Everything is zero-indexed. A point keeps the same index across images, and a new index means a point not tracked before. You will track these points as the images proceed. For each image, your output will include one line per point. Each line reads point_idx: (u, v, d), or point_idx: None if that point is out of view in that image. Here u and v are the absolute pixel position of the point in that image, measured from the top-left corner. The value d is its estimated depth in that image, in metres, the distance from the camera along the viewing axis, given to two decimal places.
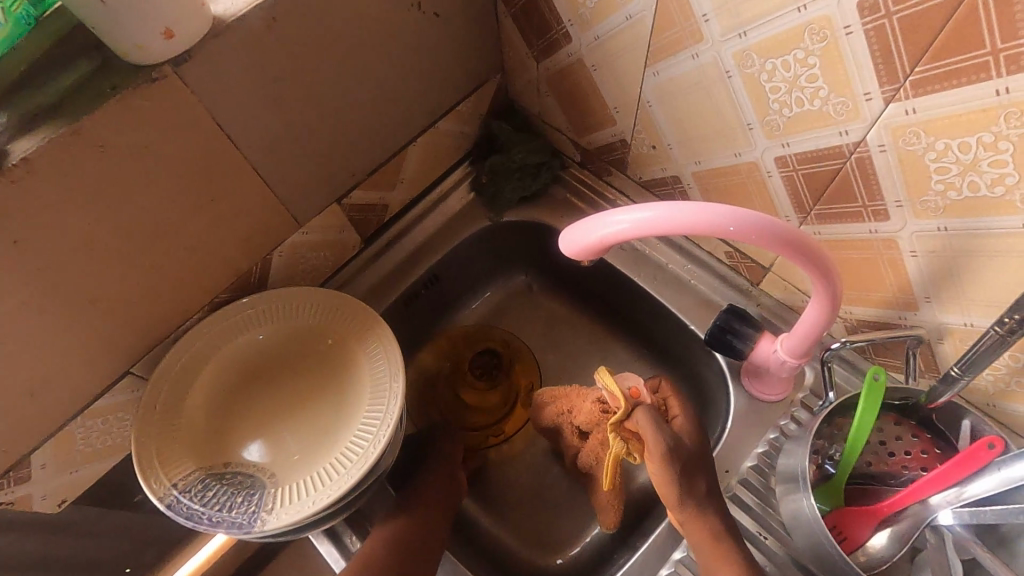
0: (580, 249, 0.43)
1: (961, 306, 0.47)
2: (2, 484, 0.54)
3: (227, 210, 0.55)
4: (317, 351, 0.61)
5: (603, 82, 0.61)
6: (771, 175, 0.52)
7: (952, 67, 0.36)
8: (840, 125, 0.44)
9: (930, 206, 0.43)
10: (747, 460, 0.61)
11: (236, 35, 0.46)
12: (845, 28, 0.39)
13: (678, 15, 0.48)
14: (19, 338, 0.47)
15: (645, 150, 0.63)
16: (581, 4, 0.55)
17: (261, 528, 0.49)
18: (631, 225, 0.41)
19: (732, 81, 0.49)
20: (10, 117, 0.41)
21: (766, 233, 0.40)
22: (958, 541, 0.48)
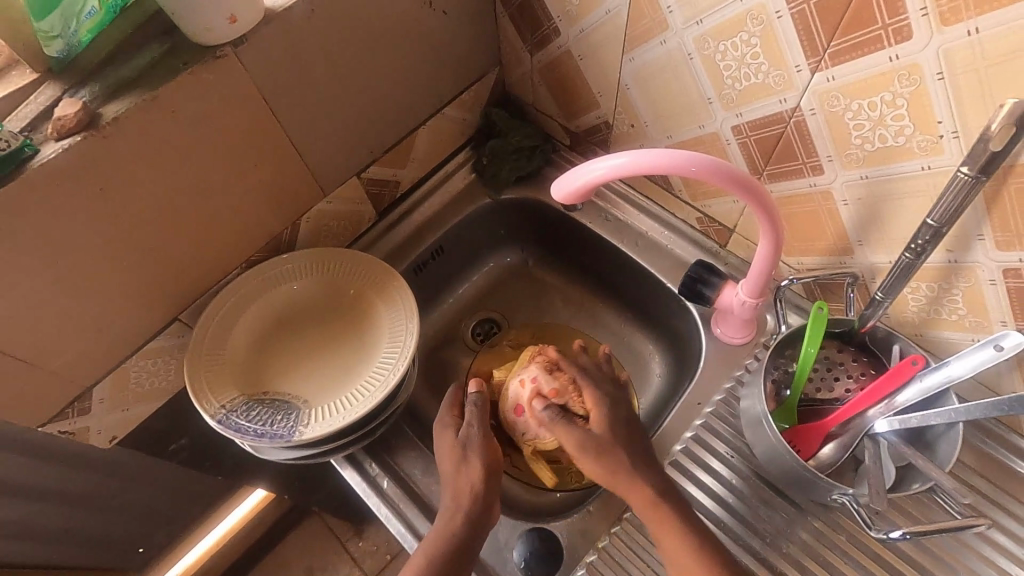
0: (568, 193, 0.53)
1: (886, 245, 0.56)
2: (67, 413, 0.62)
3: (267, 175, 0.63)
4: (341, 300, 0.70)
5: (589, 70, 0.70)
6: (729, 142, 0.62)
7: (857, 40, 0.46)
8: (780, 94, 0.54)
9: (854, 157, 0.53)
10: (717, 394, 0.69)
11: (284, 23, 0.55)
12: (777, 13, 0.49)
13: (648, 8, 0.58)
14: (95, 277, 0.56)
15: (625, 129, 0.73)
16: (568, 2, 0.65)
17: (299, 437, 0.59)
18: (609, 170, 0.51)
19: (694, 63, 0.59)
20: (101, 87, 0.51)
21: (716, 174, 0.50)
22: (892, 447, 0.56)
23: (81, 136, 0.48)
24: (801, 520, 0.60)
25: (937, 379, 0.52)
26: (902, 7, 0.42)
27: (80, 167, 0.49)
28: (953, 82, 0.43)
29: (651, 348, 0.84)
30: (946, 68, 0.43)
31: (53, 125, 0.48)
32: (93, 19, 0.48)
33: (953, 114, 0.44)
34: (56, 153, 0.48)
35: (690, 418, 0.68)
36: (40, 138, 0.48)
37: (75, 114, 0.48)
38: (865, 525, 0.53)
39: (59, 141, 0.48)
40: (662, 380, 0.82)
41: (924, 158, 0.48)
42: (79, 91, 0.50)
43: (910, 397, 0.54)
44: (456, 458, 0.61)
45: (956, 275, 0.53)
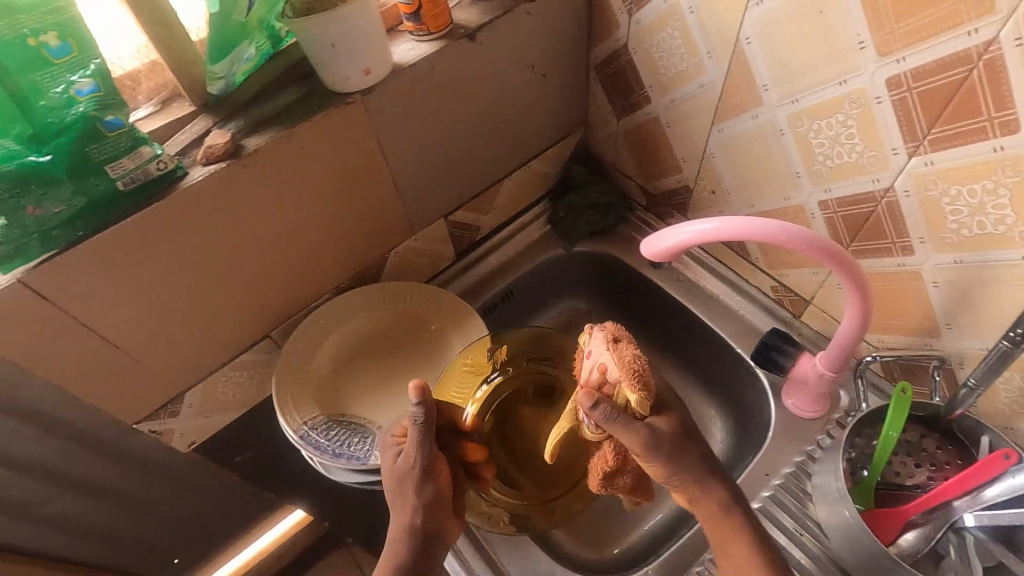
0: (658, 251, 0.55)
1: (977, 331, 0.55)
2: (160, 414, 0.66)
3: (370, 208, 0.68)
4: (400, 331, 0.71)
5: (675, 137, 0.74)
6: (815, 216, 0.63)
7: (959, 130, 0.47)
8: (873, 173, 0.55)
9: (948, 241, 0.53)
10: (786, 466, 0.67)
11: (407, 76, 0.61)
12: (877, 98, 0.51)
13: (744, 85, 0.61)
14: (210, 289, 0.60)
15: (706, 194, 0.76)
16: (662, 74, 0.69)
17: (374, 462, 0.61)
18: (689, 238, 0.53)
19: (785, 138, 0.61)
20: (246, 122, 0.57)
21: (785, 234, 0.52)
22: (980, 545, 0.54)
23: (225, 163, 0.54)
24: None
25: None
26: (1011, 102, 0.43)
27: (219, 191, 0.54)
28: None
29: (713, 413, 0.83)
30: None
31: (203, 152, 0.53)
32: (249, 64, 0.56)
33: None
34: (203, 175, 0.53)
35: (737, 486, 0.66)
36: (189, 162, 0.54)
37: (223, 144, 0.54)
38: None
39: (205, 166, 0.54)
40: (724, 447, 0.81)
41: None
42: (227, 124, 0.56)
43: (1002, 494, 0.51)
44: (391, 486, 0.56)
45: None
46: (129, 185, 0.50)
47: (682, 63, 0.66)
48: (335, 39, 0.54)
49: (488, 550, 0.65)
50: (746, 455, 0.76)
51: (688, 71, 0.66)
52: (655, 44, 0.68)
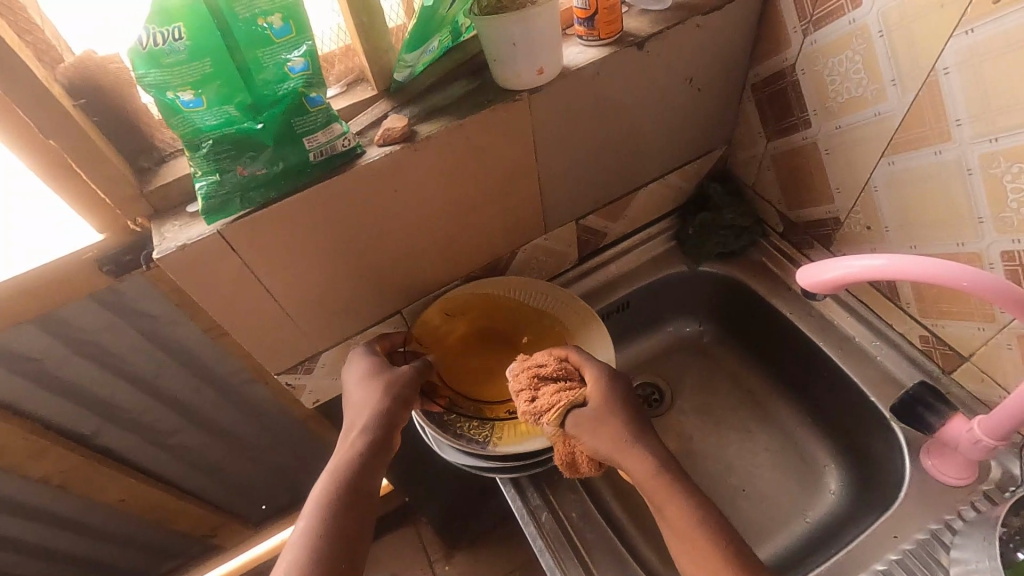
0: (815, 282, 0.53)
1: None
2: (297, 369, 0.72)
3: (513, 203, 0.70)
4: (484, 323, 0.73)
5: (833, 165, 0.70)
6: (993, 267, 0.58)
7: None
8: None
9: None
10: (919, 532, 0.62)
11: (573, 79, 0.62)
12: None
13: (931, 117, 0.57)
14: (362, 261, 0.65)
15: (858, 229, 0.71)
16: (832, 98, 0.66)
17: (492, 448, 0.64)
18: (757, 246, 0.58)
19: (972, 178, 0.56)
20: (420, 109, 0.60)
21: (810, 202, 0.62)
22: None
23: (399, 146, 0.57)
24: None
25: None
26: None
27: (390, 171, 0.58)
28: None
29: (830, 461, 0.78)
30: None
31: (382, 134, 0.57)
32: (430, 55, 0.59)
33: None
34: (379, 155, 0.57)
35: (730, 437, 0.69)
36: (367, 141, 0.58)
37: (401, 128, 0.57)
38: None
39: (381, 147, 0.58)
40: (839, 498, 0.75)
41: None
42: (404, 109, 0.60)
43: None
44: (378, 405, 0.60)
45: None
46: (318, 157, 0.55)
47: (858, 88, 0.63)
48: (516, 39, 0.55)
49: (584, 555, 0.65)
50: (866, 512, 0.70)
51: (864, 97, 0.63)
52: (830, 66, 0.64)
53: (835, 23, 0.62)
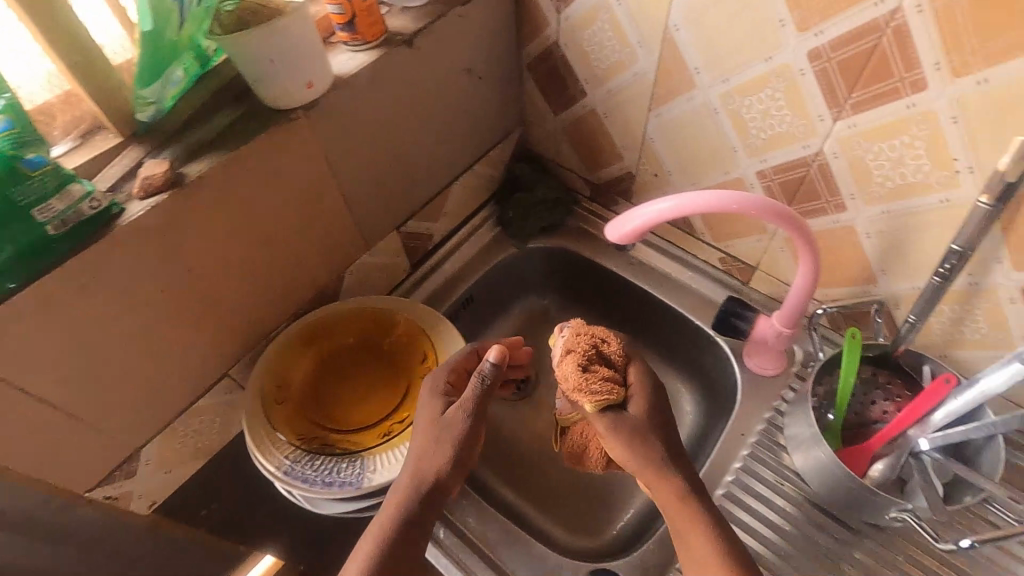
0: (621, 234, 0.57)
1: (909, 272, 0.62)
2: (114, 477, 0.61)
3: (321, 227, 0.66)
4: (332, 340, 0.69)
5: (611, 125, 0.77)
6: (754, 186, 0.68)
7: (876, 93, 0.52)
8: (804, 140, 0.60)
9: (875, 194, 0.59)
10: (758, 423, 0.71)
11: (348, 88, 0.59)
12: (801, 70, 0.56)
13: (676, 69, 0.65)
14: (160, 332, 0.56)
15: (647, 178, 0.79)
16: (595, 67, 0.72)
17: (368, 484, 0.59)
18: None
19: (718, 115, 0.65)
20: (181, 149, 0.53)
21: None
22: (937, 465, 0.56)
23: (166, 193, 0.50)
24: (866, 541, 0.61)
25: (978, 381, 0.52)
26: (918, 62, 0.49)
27: (162, 224, 0.51)
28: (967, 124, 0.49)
29: (681, 388, 0.86)
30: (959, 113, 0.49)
31: (140, 185, 0.49)
32: (177, 87, 0.52)
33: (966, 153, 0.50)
34: (142, 209, 0.49)
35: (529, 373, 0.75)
36: (124, 196, 0.50)
37: (163, 173, 0.50)
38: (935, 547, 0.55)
39: (143, 199, 0.50)
40: (695, 417, 0.84)
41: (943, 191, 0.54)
42: (160, 152, 0.53)
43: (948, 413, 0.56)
44: (420, 452, 0.56)
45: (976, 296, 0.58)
46: (61, 229, 0.45)
47: (613, 53, 0.69)
48: (273, 54, 0.51)
49: (490, 552, 0.64)
50: (717, 422, 0.79)
51: (620, 61, 0.69)
52: (586, 37, 0.70)
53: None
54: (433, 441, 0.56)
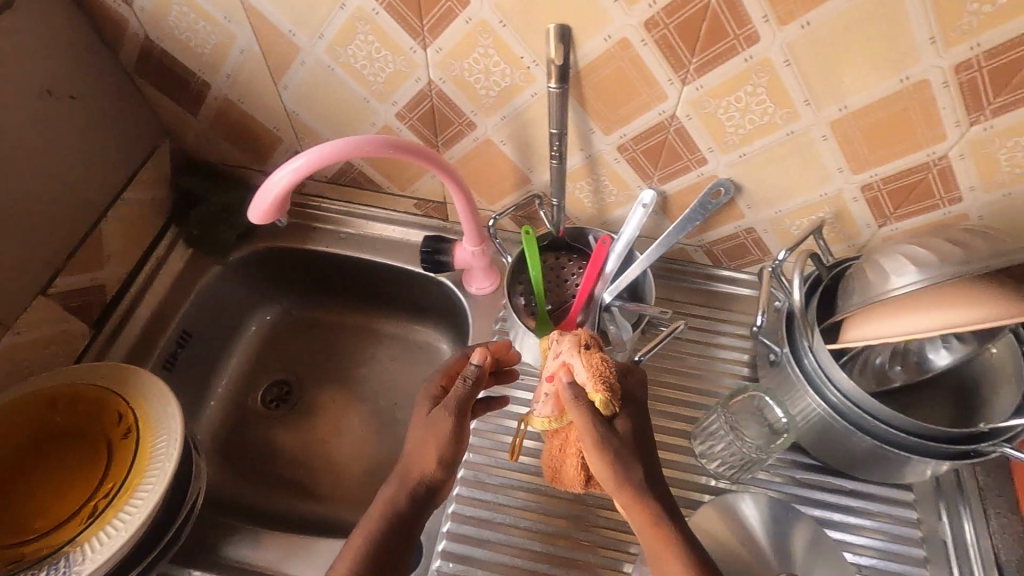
0: (263, 211, 0.54)
1: (769, 201, 0.66)
2: None
3: None
4: (418, 446, 0.55)
5: (446, 135, 0.69)
6: (617, 162, 0.66)
7: (716, 52, 0.53)
8: (656, 108, 0.59)
9: (730, 142, 0.61)
10: (691, 382, 0.74)
11: None
12: (641, 42, 0.53)
13: (509, 65, 0.59)
14: None
15: (484, 180, 0.73)
16: (372, 82, 0.64)
17: None
18: (292, 172, 0.52)
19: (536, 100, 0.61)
20: None
21: (394, 148, 0.57)
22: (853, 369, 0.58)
23: None
24: (841, 454, 0.62)
25: (868, 298, 0.51)
26: (747, 17, 0.49)
27: None
28: (799, 64, 0.52)
29: None
30: (791, 55, 0.51)
31: None
32: None
33: (804, 90, 0.54)
34: None
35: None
36: None
37: None
38: (898, 449, 0.57)
39: None
40: None
41: (787, 127, 0.57)
42: None
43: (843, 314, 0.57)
44: (659, 513, 0.52)
45: (826, 203, 0.64)
46: None
47: (389, 65, 0.62)
48: None
49: None
50: None
51: (398, 71, 0.62)
52: (352, 54, 0.62)
53: (329, 13, 0.58)
54: (643, 489, 0.52)
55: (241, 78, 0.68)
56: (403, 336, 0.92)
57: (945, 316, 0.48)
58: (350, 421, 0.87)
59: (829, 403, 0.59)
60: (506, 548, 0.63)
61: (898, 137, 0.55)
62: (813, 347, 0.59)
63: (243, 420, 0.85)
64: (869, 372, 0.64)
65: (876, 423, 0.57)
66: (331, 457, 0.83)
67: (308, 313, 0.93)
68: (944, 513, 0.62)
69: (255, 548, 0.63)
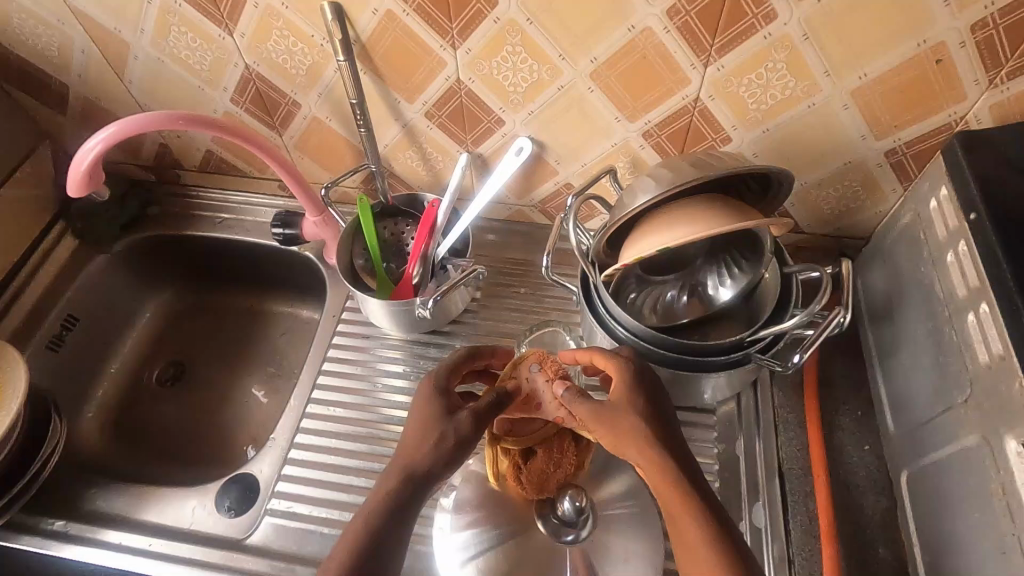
0: (80, 178, 0.59)
1: (570, 156, 0.72)
2: None
3: None
4: (413, 444, 0.49)
5: (279, 118, 0.75)
6: (430, 129, 0.72)
7: (469, 17, 0.58)
8: (443, 73, 0.65)
9: (516, 101, 0.66)
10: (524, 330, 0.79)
11: None
12: (404, 13, 0.59)
13: (305, 44, 0.65)
14: None
15: (327, 158, 0.79)
16: (199, 70, 0.71)
17: None
18: (101, 141, 0.58)
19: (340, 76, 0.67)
20: None
21: (200, 123, 0.63)
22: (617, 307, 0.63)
23: None
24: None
25: (615, 220, 0.56)
26: None
27: None
28: (540, 22, 0.57)
29: None
30: (530, 14, 0.57)
31: None
32: None
33: (555, 45, 0.59)
34: None
35: (317, 374, 0.76)
36: None
37: None
38: (682, 372, 0.62)
39: None
40: None
41: (555, 83, 0.63)
42: None
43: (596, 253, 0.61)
44: (684, 483, 0.45)
45: (620, 154, 0.70)
46: None
47: (207, 53, 0.69)
48: None
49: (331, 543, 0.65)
50: None
51: (218, 58, 0.69)
52: (174, 45, 0.68)
53: (141, 9, 0.65)
54: (654, 450, 0.47)
55: (90, 77, 0.75)
56: (289, 314, 0.98)
57: (669, 235, 0.53)
58: (237, 393, 0.93)
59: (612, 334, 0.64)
60: (335, 485, 0.68)
61: (650, 83, 0.61)
62: (598, 289, 0.64)
63: (136, 397, 0.91)
64: (662, 307, 0.68)
65: (654, 352, 0.62)
66: (217, 425, 0.89)
67: (200, 297, 0.99)
68: (739, 432, 0.67)
69: (111, 497, 0.69)
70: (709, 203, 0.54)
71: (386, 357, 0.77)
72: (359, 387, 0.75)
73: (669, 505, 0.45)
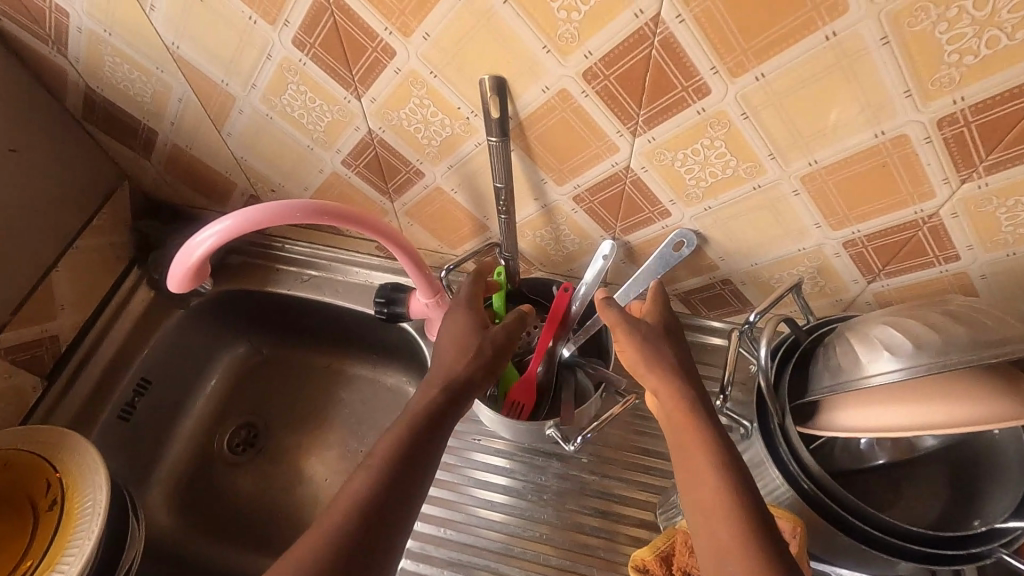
0: (188, 269, 0.51)
1: (743, 254, 0.60)
2: None
3: None
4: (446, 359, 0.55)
5: (394, 184, 0.65)
6: (575, 212, 0.61)
7: (664, 105, 0.47)
8: (610, 159, 0.54)
9: (693, 196, 0.55)
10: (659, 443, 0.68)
11: None
12: (582, 93, 0.48)
13: (447, 115, 0.54)
14: None
15: (443, 227, 0.69)
16: (312, 130, 0.61)
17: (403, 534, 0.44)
18: (215, 235, 0.49)
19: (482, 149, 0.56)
20: None
21: (326, 215, 0.53)
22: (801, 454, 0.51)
23: None
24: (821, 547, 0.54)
25: (841, 382, 0.45)
26: (694, 69, 0.44)
27: None
28: (758, 118, 0.46)
29: None
30: (748, 108, 0.45)
31: None
32: None
33: (768, 144, 0.48)
34: None
35: None
36: None
37: None
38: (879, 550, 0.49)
39: None
40: None
41: (752, 181, 0.51)
42: None
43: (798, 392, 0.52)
44: (691, 405, 0.48)
45: (807, 258, 0.58)
46: None
47: (325, 114, 0.58)
48: None
49: None
50: None
51: (336, 120, 0.59)
52: (287, 103, 0.58)
53: (258, 63, 0.55)
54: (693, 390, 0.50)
55: (183, 125, 0.66)
56: (373, 379, 0.89)
57: (918, 414, 0.43)
58: (314, 466, 0.83)
59: (799, 489, 0.52)
60: None
61: (879, 194, 0.49)
62: (783, 430, 0.52)
63: (206, 466, 0.82)
64: (851, 450, 0.59)
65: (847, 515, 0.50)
66: (292, 505, 0.80)
67: (275, 352, 0.90)
68: None
69: None
70: (967, 371, 0.43)
71: (499, 468, 0.67)
72: (470, 503, 0.65)
73: (672, 419, 0.49)
